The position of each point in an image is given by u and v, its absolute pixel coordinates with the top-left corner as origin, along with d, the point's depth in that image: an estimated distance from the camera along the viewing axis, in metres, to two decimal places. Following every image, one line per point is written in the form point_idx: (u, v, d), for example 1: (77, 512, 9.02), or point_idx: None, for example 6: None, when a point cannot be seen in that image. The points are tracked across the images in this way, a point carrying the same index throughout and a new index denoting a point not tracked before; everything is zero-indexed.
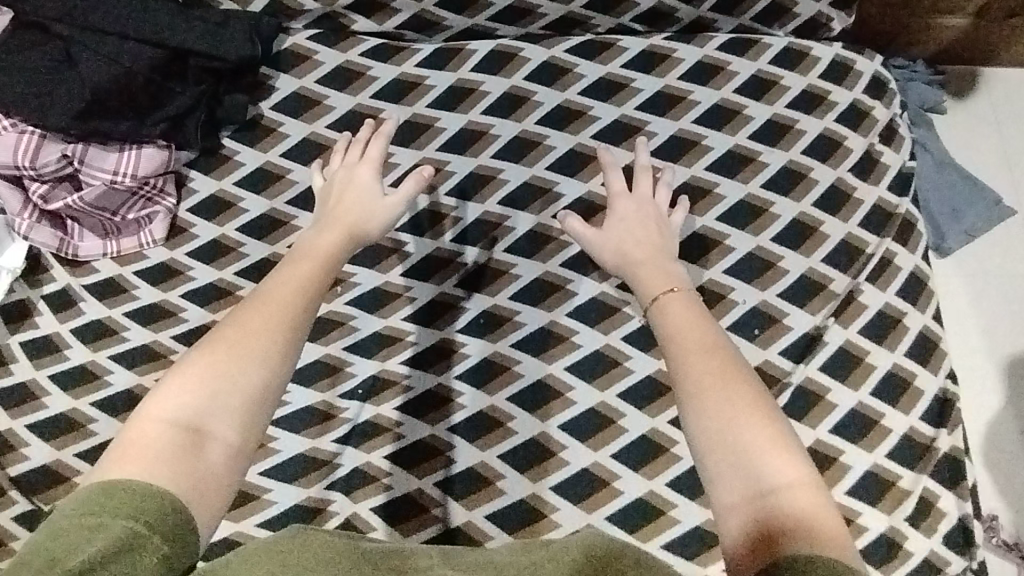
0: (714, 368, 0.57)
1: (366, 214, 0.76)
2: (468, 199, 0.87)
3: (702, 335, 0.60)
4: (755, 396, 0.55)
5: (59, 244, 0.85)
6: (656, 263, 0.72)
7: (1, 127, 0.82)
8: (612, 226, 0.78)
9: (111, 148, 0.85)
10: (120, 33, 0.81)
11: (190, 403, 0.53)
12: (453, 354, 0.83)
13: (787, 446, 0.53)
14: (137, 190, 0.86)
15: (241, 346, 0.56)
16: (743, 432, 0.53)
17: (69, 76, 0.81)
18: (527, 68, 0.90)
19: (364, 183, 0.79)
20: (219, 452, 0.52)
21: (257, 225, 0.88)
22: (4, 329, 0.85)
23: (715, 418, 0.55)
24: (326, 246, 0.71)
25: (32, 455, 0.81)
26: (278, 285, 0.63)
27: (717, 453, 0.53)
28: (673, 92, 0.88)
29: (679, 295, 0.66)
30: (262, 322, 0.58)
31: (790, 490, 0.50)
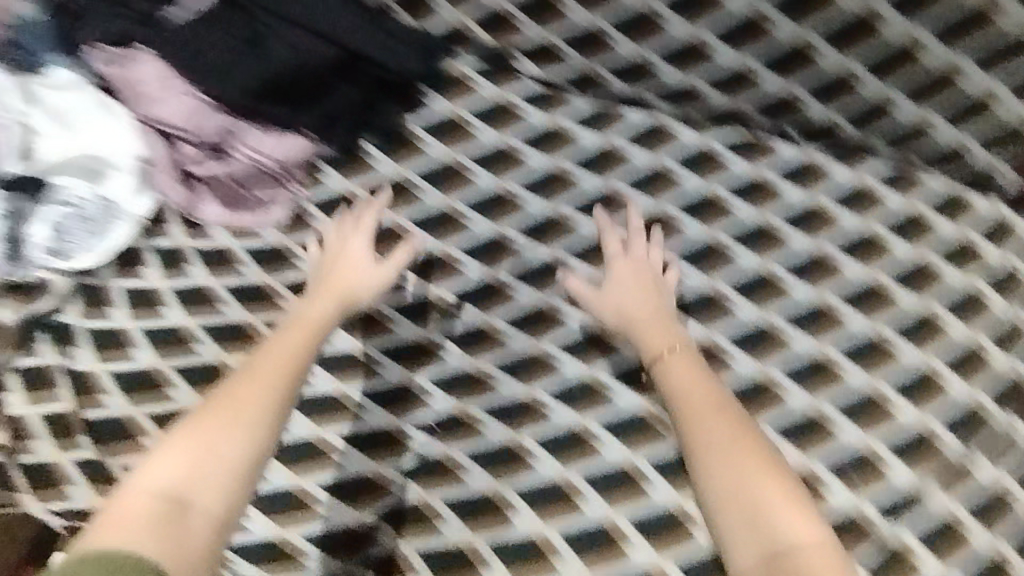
0: (726, 438, 0.72)
1: (360, 282, 0.84)
2: (588, 262, 0.89)
3: (709, 402, 0.75)
4: (766, 464, 0.70)
5: (186, 203, 0.88)
6: (662, 318, 0.83)
7: (173, 87, 0.85)
8: (617, 281, 0.85)
9: (264, 129, 0.88)
10: (309, 25, 0.84)
11: (176, 472, 0.65)
12: (537, 415, 0.82)
13: (799, 510, 0.67)
14: (274, 172, 0.89)
15: (224, 420, 0.69)
16: (762, 495, 0.68)
17: (251, 55, 0.84)
18: (678, 150, 0.90)
19: (355, 248, 0.85)
20: (201, 518, 0.64)
21: (382, 234, 0.90)
22: (113, 271, 0.87)
23: (735, 495, 0.69)
24: (318, 319, 0.80)
25: (106, 403, 0.81)
26: (264, 362, 0.74)
27: (734, 516, 0.69)
28: (820, 209, 0.87)
29: (679, 359, 0.79)
30: (249, 398, 0.71)
31: (799, 547, 0.64)
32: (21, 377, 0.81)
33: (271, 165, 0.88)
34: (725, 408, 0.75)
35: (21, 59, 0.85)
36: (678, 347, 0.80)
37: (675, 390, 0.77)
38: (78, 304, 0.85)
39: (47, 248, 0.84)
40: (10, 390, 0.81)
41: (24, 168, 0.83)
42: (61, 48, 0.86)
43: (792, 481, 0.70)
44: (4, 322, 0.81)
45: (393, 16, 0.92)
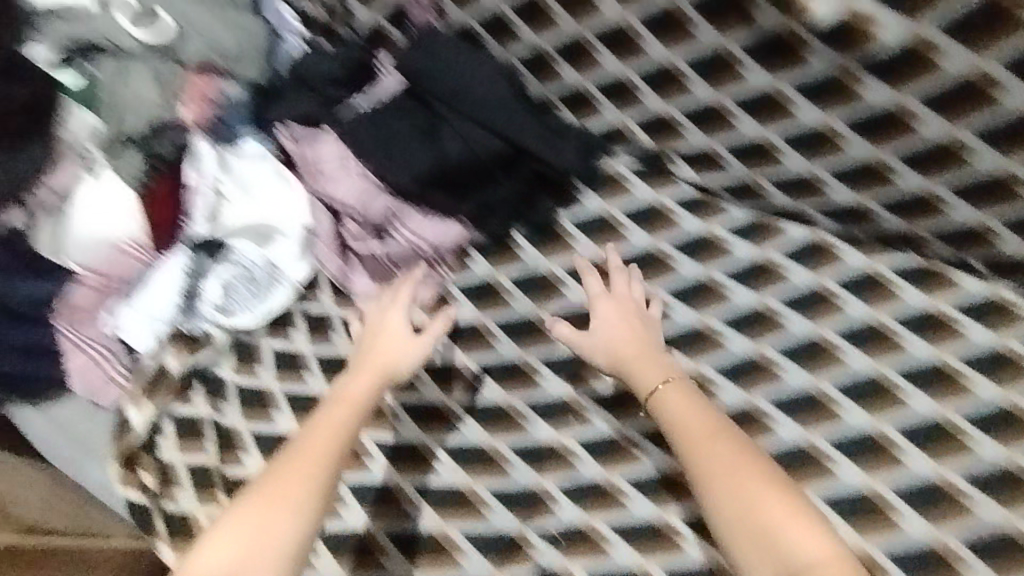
0: (726, 455, 0.69)
1: (398, 357, 0.81)
2: (735, 383, 0.83)
3: (706, 425, 0.72)
4: (762, 475, 0.67)
5: (340, 274, 0.92)
6: (648, 352, 0.80)
7: (350, 170, 0.91)
8: (607, 318, 0.84)
9: (425, 215, 0.91)
10: (479, 122, 0.90)
11: (224, 561, 0.64)
12: (670, 542, 0.77)
13: (801, 516, 0.64)
14: (427, 255, 0.92)
15: (273, 506, 0.67)
16: (766, 512, 0.65)
17: (425, 147, 0.90)
18: (842, 272, 0.84)
19: (394, 324, 0.83)
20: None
21: (519, 326, 0.89)
22: (264, 329, 0.91)
23: (740, 517, 0.66)
24: (361, 396, 0.77)
25: (245, 462, 0.84)
26: (308, 444, 0.72)
27: (743, 538, 0.65)
28: (1009, 355, 0.77)
29: (674, 387, 0.76)
30: (291, 486, 0.68)
31: (815, 566, 0.61)
32: (174, 423, 0.87)
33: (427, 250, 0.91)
34: (713, 423, 0.72)
35: (223, 134, 0.94)
36: (667, 378, 0.77)
37: (673, 420, 0.74)
38: (232, 359, 0.90)
39: (214, 305, 0.89)
40: (165, 435, 0.86)
41: (208, 231, 0.90)
42: (256, 125, 0.96)
43: (789, 487, 0.67)
44: (170, 372, 0.87)
45: (554, 113, 0.95)
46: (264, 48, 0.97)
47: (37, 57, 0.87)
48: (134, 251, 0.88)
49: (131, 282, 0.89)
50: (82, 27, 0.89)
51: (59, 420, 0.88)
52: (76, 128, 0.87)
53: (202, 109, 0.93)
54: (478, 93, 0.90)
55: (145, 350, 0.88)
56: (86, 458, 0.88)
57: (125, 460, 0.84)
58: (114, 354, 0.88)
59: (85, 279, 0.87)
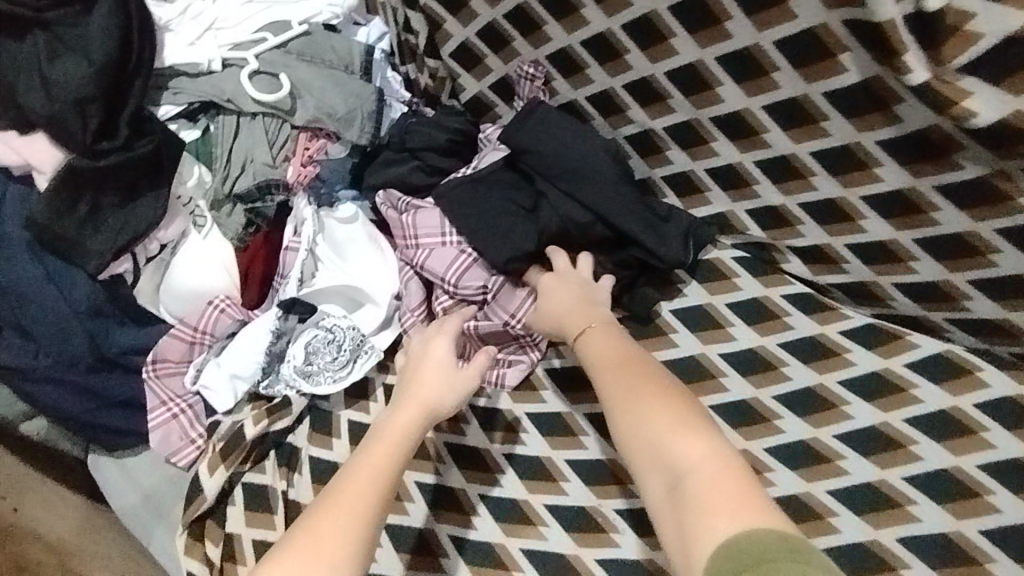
0: (627, 382, 0.63)
1: (440, 391, 0.73)
2: (856, 514, 0.74)
3: (622, 358, 0.67)
4: (659, 391, 0.61)
5: None
6: (586, 308, 0.77)
7: (446, 241, 0.89)
8: (557, 291, 0.80)
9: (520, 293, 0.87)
10: (585, 201, 0.86)
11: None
12: None
13: (690, 422, 0.58)
14: (518, 336, 0.86)
15: (309, 551, 0.58)
16: (657, 423, 0.58)
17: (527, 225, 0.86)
18: (983, 393, 0.74)
19: (439, 355, 0.76)
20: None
21: (610, 422, 0.82)
22: (342, 400, 0.87)
23: (632, 431, 0.60)
24: (406, 435, 0.69)
25: None
26: (346, 485, 0.63)
27: (634, 452, 0.59)
28: None
29: (603, 334, 0.72)
30: (331, 529, 0.59)
31: (697, 470, 0.55)
32: (244, 491, 0.83)
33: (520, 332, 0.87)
34: (625, 357, 0.67)
35: (322, 195, 0.94)
36: (600, 327, 0.72)
37: (596, 360, 0.69)
38: (306, 425, 0.87)
39: (296, 368, 0.86)
40: (234, 503, 0.83)
41: (298, 291, 0.90)
42: (355, 188, 0.96)
43: (686, 399, 0.61)
44: (244, 436, 0.83)
45: (659, 196, 0.91)
46: (372, 110, 0.94)
47: (162, 113, 0.89)
48: (226, 306, 0.88)
49: (219, 337, 0.88)
50: (204, 85, 0.89)
51: (135, 476, 0.88)
52: (190, 184, 0.88)
53: (305, 167, 0.93)
54: (584, 171, 0.85)
55: (224, 410, 0.86)
56: (155, 519, 0.86)
57: (194, 527, 0.82)
58: (195, 410, 0.87)
59: (178, 331, 0.87)
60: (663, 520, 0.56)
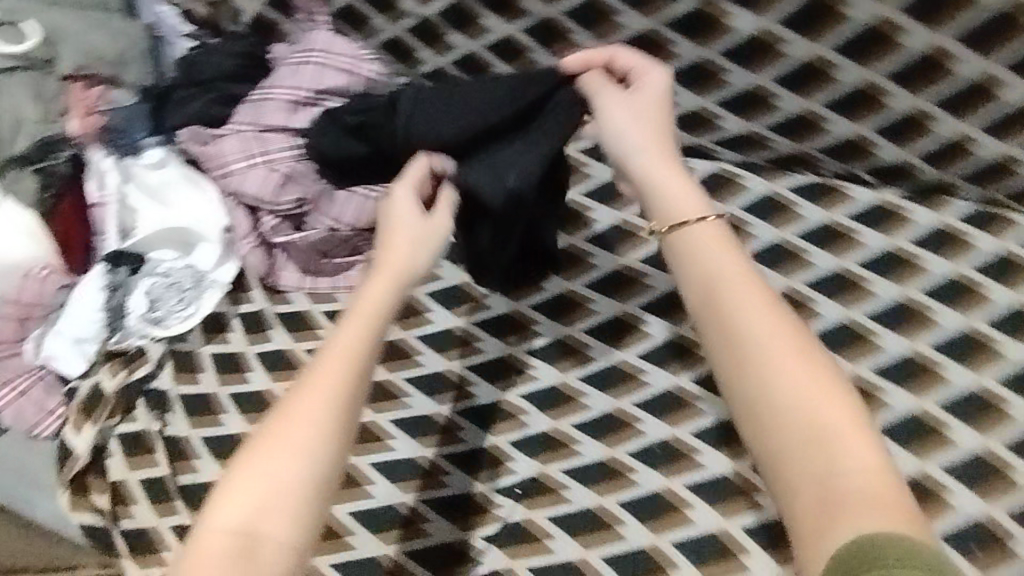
0: (787, 342, 0.53)
1: (411, 247, 0.66)
2: (662, 318, 0.83)
3: (774, 303, 0.55)
4: (801, 358, 0.53)
5: (265, 270, 0.91)
6: (670, 152, 0.65)
7: (255, 162, 0.89)
8: (633, 105, 0.67)
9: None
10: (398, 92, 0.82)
11: (243, 509, 0.54)
12: (622, 478, 0.76)
13: (840, 407, 0.51)
14: (349, 240, 0.90)
15: (276, 439, 0.56)
16: (820, 411, 0.50)
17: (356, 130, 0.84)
18: (746, 198, 0.88)
19: (401, 208, 0.68)
20: (273, 554, 0.53)
21: (452, 294, 0.88)
22: (200, 337, 0.88)
23: (784, 400, 0.51)
24: (379, 301, 0.62)
25: (199, 469, 0.82)
26: (320, 370, 0.58)
27: (768, 423, 0.51)
28: (902, 256, 0.83)
29: (719, 238, 0.59)
30: (307, 420, 0.56)
31: (858, 475, 0.48)
32: (120, 441, 0.84)
33: (517, 212, 0.74)
34: (751, 280, 0.56)
35: (124, 146, 0.93)
36: (709, 215, 0.60)
37: (702, 277, 0.57)
38: (169, 369, 0.87)
39: (142, 317, 0.88)
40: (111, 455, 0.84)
41: (122, 244, 0.90)
42: (158, 132, 0.94)
43: (830, 373, 0.52)
44: (105, 392, 0.85)
45: None
46: (144, 50, 0.96)
47: None
48: (46, 274, 0.86)
49: (52, 307, 0.87)
50: None
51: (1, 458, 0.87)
52: None
53: (90, 118, 0.91)
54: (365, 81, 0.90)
55: (79, 375, 0.86)
56: (30, 489, 0.86)
57: (74, 485, 0.83)
58: (47, 382, 0.87)
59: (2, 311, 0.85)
60: (790, 498, 0.50)
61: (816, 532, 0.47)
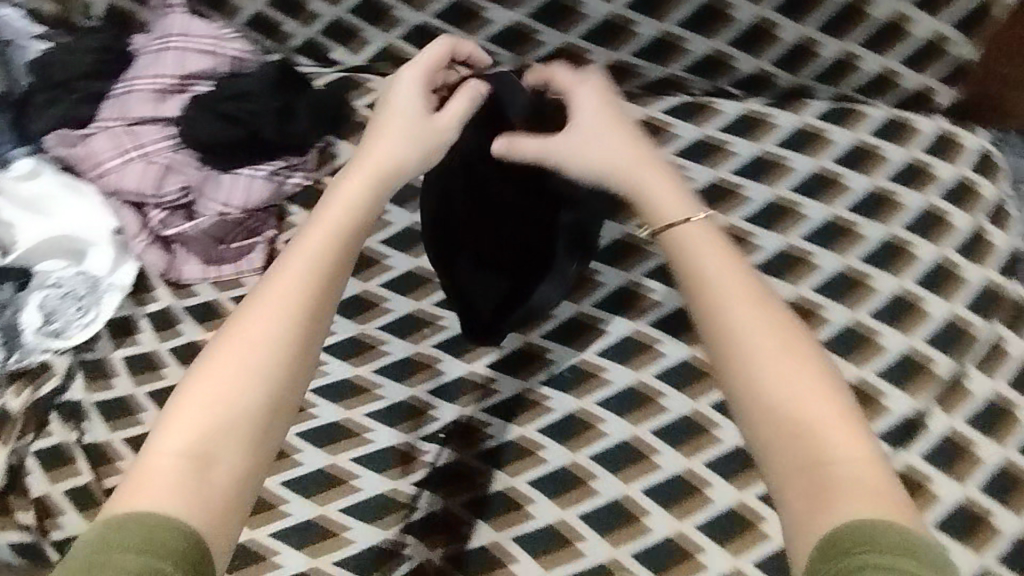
0: (772, 335, 0.52)
1: (403, 143, 0.67)
2: None
3: (762, 296, 0.54)
4: (793, 356, 0.51)
5: (166, 267, 0.89)
6: (648, 158, 0.64)
7: (131, 157, 0.88)
8: (585, 116, 0.68)
9: (298, 169, 0.91)
10: (277, 86, 0.89)
11: (198, 427, 0.50)
12: (537, 406, 0.80)
13: (836, 405, 0.49)
14: (242, 221, 0.90)
15: (240, 353, 0.53)
16: (809, 406, 0.49)
17: (229, 111, 0.87)
18: None
19: (399, 103, 0.69)
20: (228, 474, 0.50)
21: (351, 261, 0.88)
22: (109, 342, 0.87)
23: (773, 394, 0.50)
24: (355, 199, 0.63)
25: (125, 469, 0.82)
26: (283, 278, 0.56)
27: (758, 417, 0.50)
28: (770, 159, 0.88)
29: (704, 230, 0.58)
30: (266, 336, 0.54)
31: (850, 465, 0.47)
32: (39, 457, 0.83)
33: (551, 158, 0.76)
34: (740, 276, 0.55)
35: None
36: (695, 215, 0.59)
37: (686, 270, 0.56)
38: (80, 379, 0.86)
39: (40, 331, 0.86)
40: (32, 472, 0.83)
41: (4, 260, 0.87)
42: (26, 142, 0.91)
43: (821, 374, 0.51)
44: (12, 411, 0.84)
45: (327, 50, 0.94)
46: None
47: None
48: None
49: None
50: None
51: None
52: None
53: None
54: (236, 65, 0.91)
55: None
56: None
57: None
58: None
59: None
60: (786, 492, 0.48)
61: (815, 526, 0.45)
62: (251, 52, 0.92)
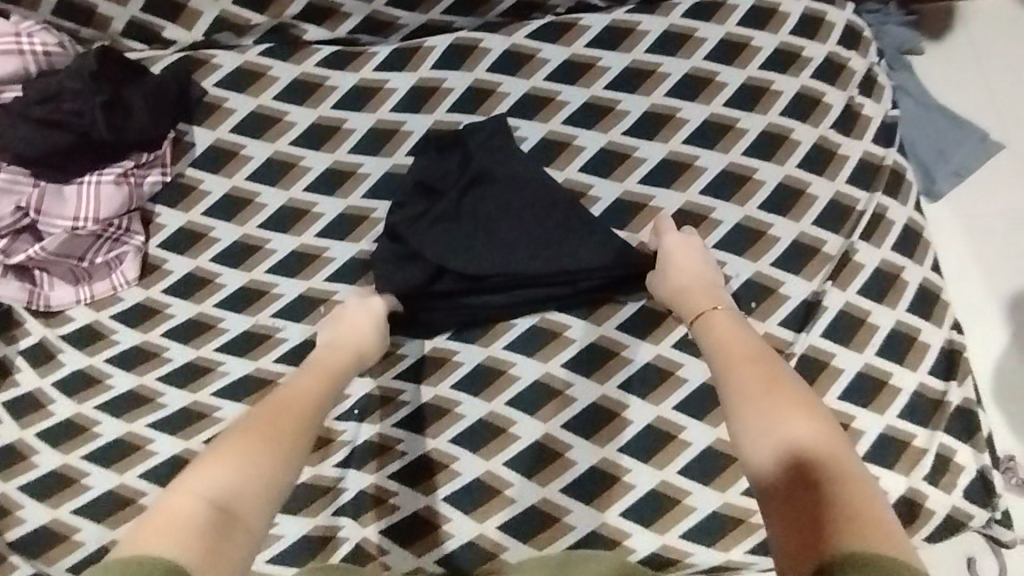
0: (765, 383, 0.54)
1: (365, 331, 0.72)
2: None
3: (760, 356, 0.57)
4: (804, 405, 0.51)
5: (29, 296, 0.82)
6: (710, 286, 0.69)
7: None
8: (676, 256, 0.73)
9: (150, 166, 0.84)
10: (91, 75, 0.80)
11: (220, 489, 0.48)
12: (446, 363, 0.78)
13: (842, 450, 0.47)
14: (101, 233, 0.83)
15: (263, 441, 0.53)
16: (797, 433, 0.49)
17: (47, 116, 0.79)
18: (488, 59, 0.86)
19: (361, 307, 0.74)
20: (245, 531, 0.47)
21: (233, 252, 0.84)
22: None
23: (767, 429, 0.50)
24: (338, 365, 0.67)
25: (28, 517, 0.77)
26: (287, 403, 0.58)
27: (763, 452, 0.49)
28: (641, 67, 0.85)
29: (721, 312, 0.64)
30: (279, 424, 0.55)
31: (831, 477, 0.45)
32: None
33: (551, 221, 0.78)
34: (747, 348, 0.58)
35: None
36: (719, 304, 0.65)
37: (712, 342, 0.60)
38: None
39: None
40: None
41: None
42: None
43: (840, 429, 0.50)
44: None
45: (158, 31, 0.86)
46: None
47: None
48: None
49: None
50: None
51: None
52: None
53: None
54: (49, 63, 0.83)
55: None
56: None
57: None
58: None
59: None
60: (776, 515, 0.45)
61: (803, 552, 0.41)
62: (60, 43, 0.83)
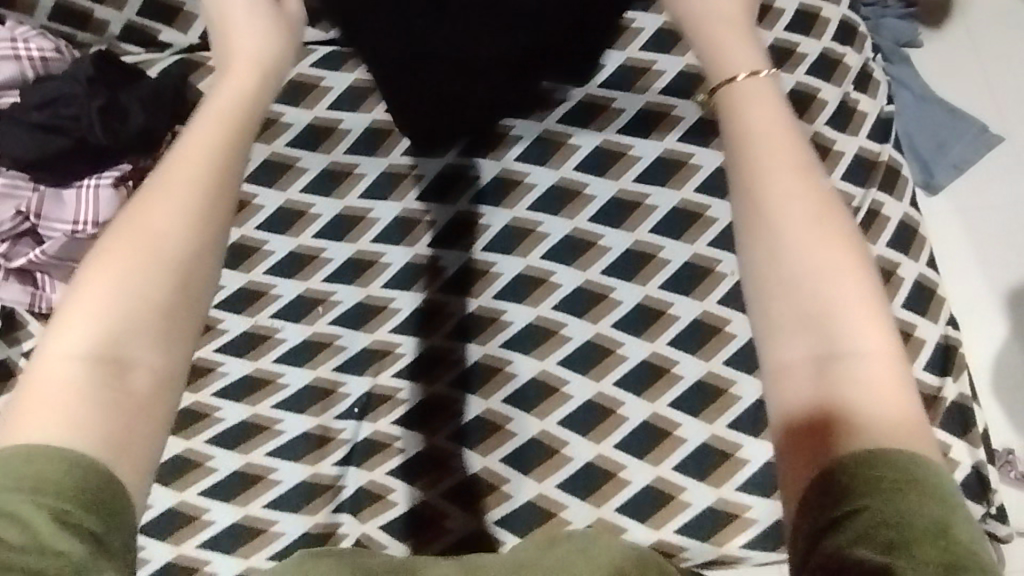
0: (810, 207, 0.40)
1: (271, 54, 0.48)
2: (440, 201, 0.84)
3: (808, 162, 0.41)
4: (846, 250, 0.39)
5: (30, 299, 0.82)
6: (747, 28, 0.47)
7: None
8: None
9: None
10: (87, 82, 0.81)
11: (98, 339, 0.38)
12: (444, 361, 0.79)
13: (876, 323, 0.38)
14: None
15: (146, 259, 0.39)
16: (832, 295, 0.38)
17: (44, 120, 0.81)
18: None
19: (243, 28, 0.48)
20: (148, 390, 0.38)
21: (233, 252, 0.84)
22: None
23: (800, 271, 0.39)
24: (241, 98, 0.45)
25: None
26: (165, 186, 0.41)
27: (786, 302, 0.39)
28: (636, 65, 0.85)
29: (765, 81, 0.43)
30: (164, 224, 0.39)
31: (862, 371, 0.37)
32: None
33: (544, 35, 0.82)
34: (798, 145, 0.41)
35: None
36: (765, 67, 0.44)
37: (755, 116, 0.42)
38: None
39: None
40: None
41: None
42: None
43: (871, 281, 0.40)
44: None
45: (154, 33, 0.86)
46: None
47: None
48: None
49: None
50: None
51: None
52: None
53: None
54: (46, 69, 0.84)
55: None
56: None
57: None
58: None
59: None
60: (781, 397, 0.38)
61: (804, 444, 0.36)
62: (56, 48, 0.84)
